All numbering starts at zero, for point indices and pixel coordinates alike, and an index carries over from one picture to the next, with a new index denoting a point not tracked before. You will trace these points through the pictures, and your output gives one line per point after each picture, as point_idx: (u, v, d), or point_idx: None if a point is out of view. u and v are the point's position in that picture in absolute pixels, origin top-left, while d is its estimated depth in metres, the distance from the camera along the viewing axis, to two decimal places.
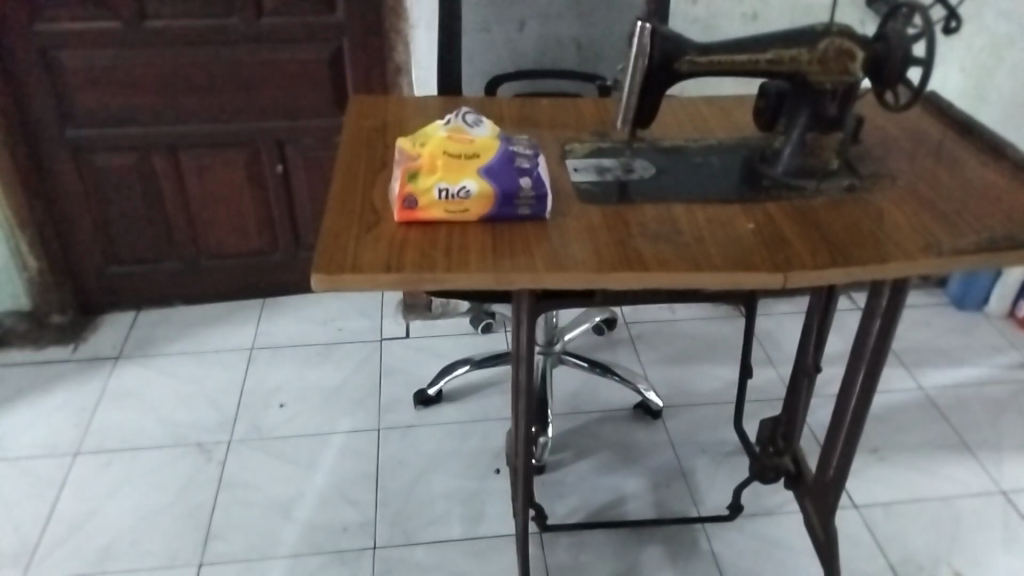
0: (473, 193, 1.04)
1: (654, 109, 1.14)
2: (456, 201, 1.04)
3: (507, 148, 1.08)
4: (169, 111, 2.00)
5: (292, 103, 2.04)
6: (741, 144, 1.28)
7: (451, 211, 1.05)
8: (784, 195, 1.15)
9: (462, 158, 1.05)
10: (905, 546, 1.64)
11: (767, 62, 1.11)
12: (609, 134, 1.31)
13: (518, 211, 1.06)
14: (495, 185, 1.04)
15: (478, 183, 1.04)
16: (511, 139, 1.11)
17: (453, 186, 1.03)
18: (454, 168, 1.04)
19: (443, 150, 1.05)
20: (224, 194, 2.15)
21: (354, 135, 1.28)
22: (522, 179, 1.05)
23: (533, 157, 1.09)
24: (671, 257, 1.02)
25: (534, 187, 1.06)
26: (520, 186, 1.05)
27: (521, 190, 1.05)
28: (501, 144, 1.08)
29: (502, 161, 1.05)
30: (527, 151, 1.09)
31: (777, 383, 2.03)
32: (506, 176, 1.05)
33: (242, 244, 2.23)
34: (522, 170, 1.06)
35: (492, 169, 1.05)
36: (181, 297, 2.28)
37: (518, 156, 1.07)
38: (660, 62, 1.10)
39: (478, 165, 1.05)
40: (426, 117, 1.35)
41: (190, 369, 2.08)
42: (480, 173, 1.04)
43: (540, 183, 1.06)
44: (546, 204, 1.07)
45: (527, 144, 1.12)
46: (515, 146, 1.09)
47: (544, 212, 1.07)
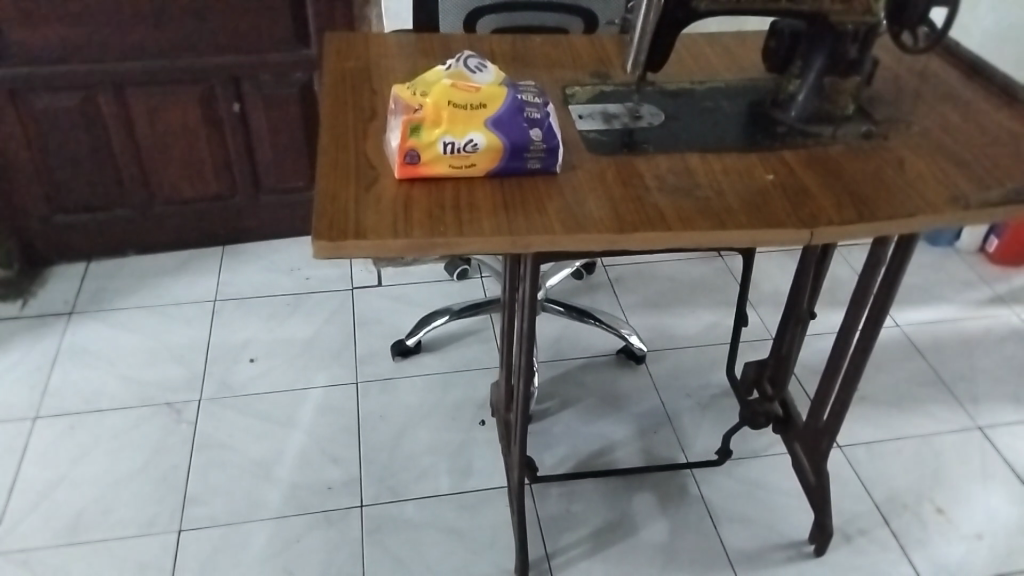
0: (481, 147, 0.96)
1: (666, 52, 1.06)
2: (462, 156, 0.96)
3: (514, 95, 0.98)
4: (115, 46, 1.83)
5: (249, 37, 1.89)
6: (750, 86, 1.21)
7: (456, 166, 0.97)
8: (800, 143, 1.10)
9: (468, 111, 0.95)
10: (888, 484, 1.66)
11: (788, 2, 1.03)
12: (612, 76, 1.22)
13: (527, 164, 0.99)
14: (503, 138, 0.96)
15: (487, 136, 0.95)
16: (518, 82, 1.02)
17: (459, 142, 0.95)
18: (459, 122, 0.95)
19: (447, 101, 0.94)
20: (178, 136, 2.00)
21: (336, 78, 1.17)
22: (532, 131, 0.97)
23: (543, 107, 0.99)
24: (693, 213, 0.96)
25: (545, 139, 0.98)
26: (531, 139, 0.97)
27: (531, 143, 0.97)
28: (507, 91, 0.98)
29: (511, 111, 0.96)
30: (536, 99, 1.00)
31: (758, 324, 2.02)
32: (515, 128, 0.97)
33: (199, 189, 2.10)
34: (532, 119, 0.98)
35: (500, 121, 0.96)
36: (134, 246, 2.14)
37: (527, 105, 0.98)
38: (678, 2, 1.00)
39: (485, 116, 0.95)
40: (411, 56, 1.25)
41: (151, 324, 1.97)
42: (488, 125, 0.96)
43: (551, 135, 0.98)
44: (557, 156, 1.00)
45: (534, 87, 1.03)
46: (523, 91, 1.00)
47: (555, 166, 1.00)
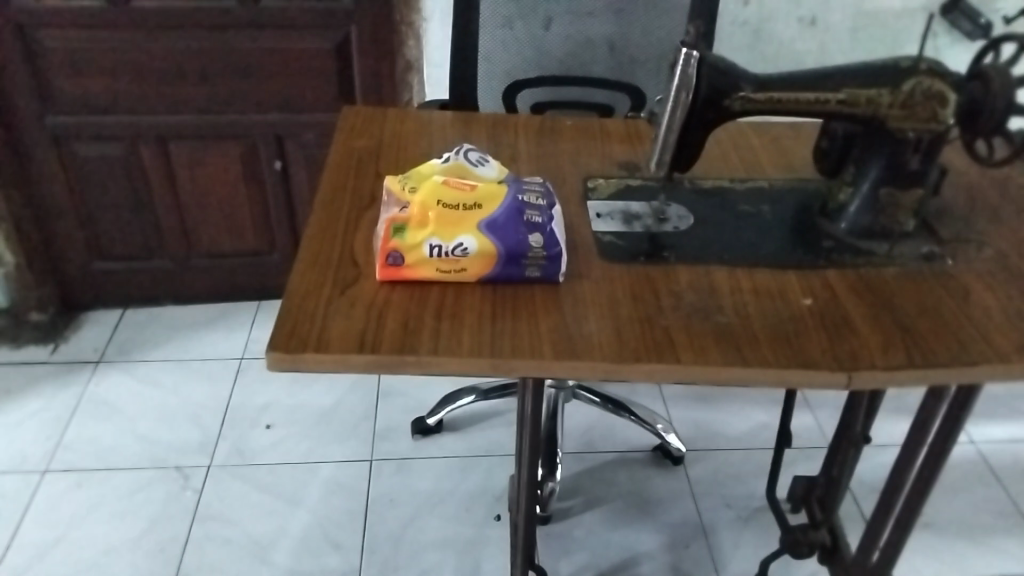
0: (471, 252, 0.86)
1: (695, 152, 0.95)
2: (450, 260, 0.86)
3: (514, 195, 0.89)
4: (160, 100, 1.83)
5: (292, 96, 1.85)
6: (797, 188, 1.08)
7: (444, 270, 0.87)
8: (847, 262, 0.96)
9: (459, 211, 0.86)
10: None
11: (839, 103, 0.90)
12: (642, 169, 1.11)
13: (525, 272, 0.88)
14: (497, 243, 0.86)
15: (478, 240, 0.85)
16: (523, 180, 0.92)
17: (447, 245, 0.85)
18: (448, 223, 0.85)
19: (436, 199, 0.86)
20: (218, 190, 1.97)
21: (341, 158, 1.09)
22: (531, 237, 0.87)
23: (546, 209, 0.89)
24: (709, 341, 0.83)
25: (545, 247, 0.87)
26: (529, 245, 0.87)
27: (530, 250, 0.87)
28: (508, 190, 0.89)
29: (508, 214, 0.87)
30: (539, 201, 0.89)
31: (812, 430, 1.84)
32: (511, 233, 0.86)
33: (237, 243, 2.07)
34: (532, 223, 0.87)
35: (495, 224, 0.86)
36: (170, 296, 2.12)
37: (527, 207, 0.88)
38: (708, 99, 0.89)
39: (478, 218, 0.86)
40: (427, 136, 1.16)
41: (174, 379, 1.92)
42: (480, 228, 0.86)
43: (553, 241, 0.88)
44: (560, 265, 0.88)
45: (541, 186, 0.92)
46: (526, 189, 0.90)
47: (557, 275, 0.89)
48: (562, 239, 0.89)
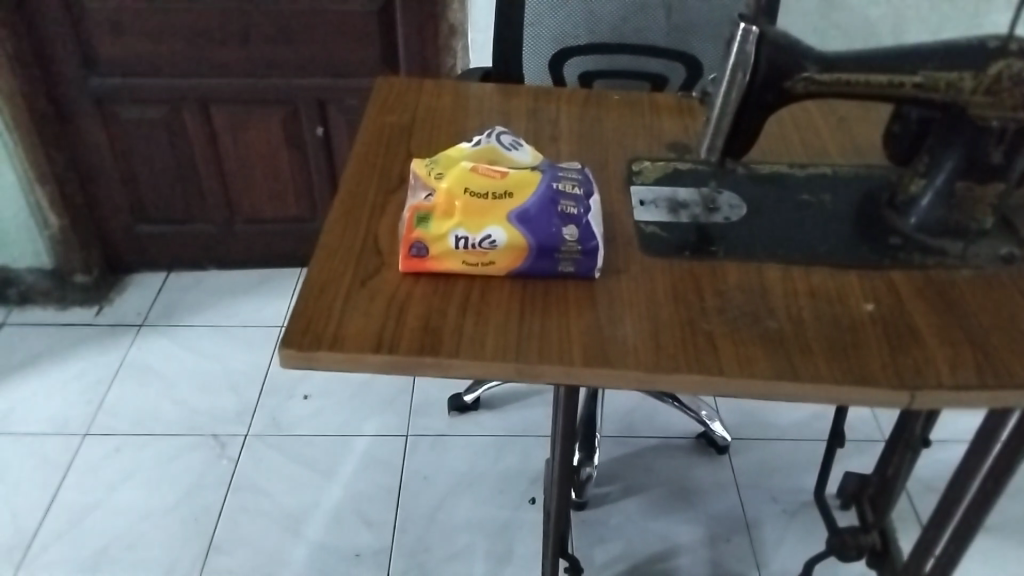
0: (500, 244, 0.80)
1: (750, 138, 0.86)
2: (477, 252, 0.80)
3: (548, 182, 0.82)
4: (201, 62, 1.79)
5: (334, 59, 1.80)
6: (863, 176, 0.99)
7: (471, 263, 0.81)
8: (915, 262, 0.87)
9: (488, 200, 0.80)
10: None
11: (914, 87, 0.81)
12: (692, 152, 1.03)
13: (558, 267, 0.82)
14: (528, 236, 0.80)
15: (508, 232, 0.79)
16: (559, 165, 0.85)
17: (474, 237, 0.79)
18: (474, 213, 0.79)
19: (463, 187, 0.79)
20: (259, 155, 1.94)
21: (371, 135, 1.03)
22: (566, 229, 0.80)
23: (583, 199, 0.82)
24: (757, 351, 0.76)
25: (580, 240, 0.81)
26: (562, 238, 0.80)
27: (563, 243, 0.80)
28: (542, 178, 0.82)
29: (541, 204, 0.80)
30: (576, 190, 0.83)
31: (867, 422, 1.75)
32: (544, 225, 0.80)
33: (279, 209, 2.04)
34: (566, 214, 0.81)
35: (526, 215, 0.80)
36: (212, 260, 2.11)
37: (562, 197, 0.81)
38: (766, 81, 0.81)
39: (508, 208, 0.80)
40: (464, 111, 1.09)
41: (214, 346, 1.92)
42: (510, 219, 0.80)
43: (589, 234, 0.81)
44: (596, 260, 0.82)
45: (579, 172, 0.85)
46: (562, 175, 0.83)
47: (593, 270, 0.82)
48: (599, 231, 0.82)
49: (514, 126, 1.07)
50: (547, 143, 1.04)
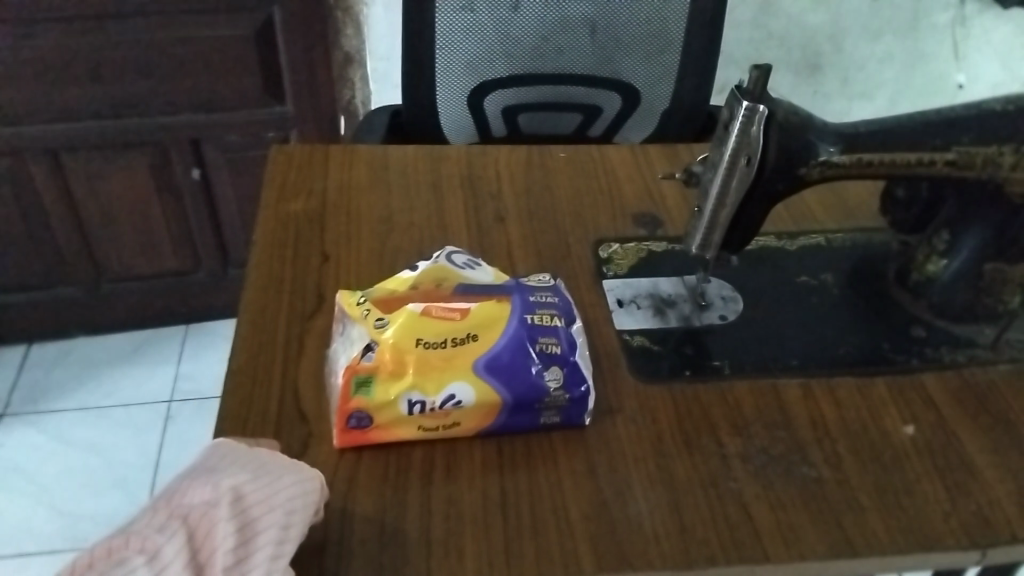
0: (466, 404, 0.61)
1: (754, 229, 0.71)
2: (437, 415, 0.62)
3: (519, 313, 0.64)
4: (45, 106, 1.50)
5: (209, 93, 1.53)
6: (862, 244, 0.85)
7: (429, 427, 0.62)
8: (945, 359, 0.74)
9: (447, 350, 0.61)
10: None
11: (947, 165, 0.67)
12: (664, 226, 0.87)
13: (540, 420, 0.64)
14: (500, 390, 0.62)
15: (476, 388, 0.61)
16: (529, 284, 0.67)
17: (432, 400, 0.61)
18: (431, 371, 0.60)
19: (414, 338, 0.60)
20: (128, 206, 1.66)
21: (271, 233, 0.82)
22: (548, 372, 0.63)
23: (567, 330, 0.65)
24: (798, 515, 0.61)
25: (566, 385, 0.63)
26: (543, 386, 0.62)
27: (546, 393, 0.63)
28: (513, 308, 0.64)
29: (515, 346, 0.62)
30: (557, 319, 0.65)
31: None
32: (521, 373, 0.62)
33: (157, 263, 1.77)
34: (546, 353, 0.63)
35: (498, 363, 0.61)
36: (84, 326, 1.83)
37: (542, 332, 0.63)
38: (776, 169, 0.67)
39: (474, 355, 0.61)
40: (383, 188, 0.89)
41: (92, 434, 1.64)
42: (478, 372, 0.61)
43: (577, 375, 0.64)
44: (586, 405, 0.65)
45: (553, 290, 0.68)
46: (535, 299, 0.65)
47: (582, 418, 0.65)
48: (588, 367, 0.65)
49: (448, 204, 0.88)
50: (491, 227, 0.86)
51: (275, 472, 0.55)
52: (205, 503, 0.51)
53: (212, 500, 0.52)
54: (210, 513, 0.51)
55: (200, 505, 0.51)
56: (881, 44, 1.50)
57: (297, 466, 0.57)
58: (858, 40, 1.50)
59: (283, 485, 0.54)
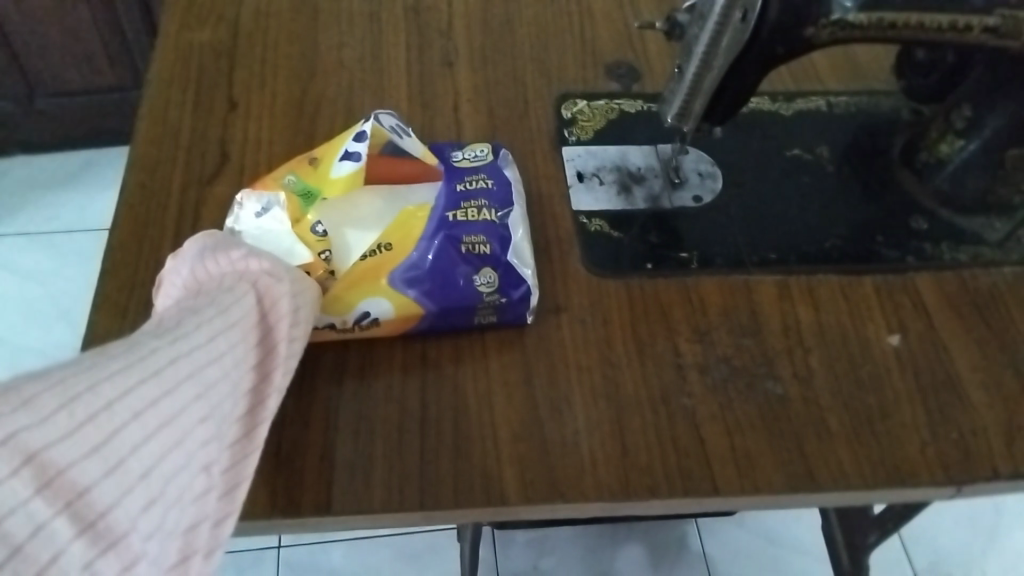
0: (384, 318, 0.54)
1: (743, 100, 0.58)
2: (350, 332, 0.54)
3: (440, 212, 0.56)
4: None
5: None
6: (870, 112, 0.73)
7: (342, 342, 0.55)
8: (945, 259, 0.65)
9: (359, 262, 0.54)
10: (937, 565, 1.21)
11: (984, 33, 0.55)
12: (641, 80, 0.74)
13: (472, 324, 0.56)
14: (423, 302, 0.54)
15: (395, 300, 0.54)
16: (460, 169, 0.59)
17: (344, 321, 0.54)
18: (341, 287, 0.54)
19: (324, 257, 0.54)
20: (50, 12, 1.47)
21: (170, 72, 0.69)
22: (478, 276, 0.55)
23: (501, 225, 0.57)
24: (756, 437, 0.54)
25: (502, 289, 0.55)
26: (474, 292, 0.55)
27: (477, 298, 0.55)
28: (440, 208, 0.56)
29: (439, 250, 0.55)
30: (489, 215, 0.57)
31: None
32: (447, 280, 0.54)
33: (91, 79, 1.60)
34: (474, 255, 0.55)
35: (417, 272, 0.54)
36: (18, 146, 1.69)
37: (470, 233, 0.55)
38: (776, 28, 0.53)
39: (389, 264, 0.54)
40: (310, 16, 0.75)
41: (34, 261, 1.56)
42: (394, 285, 0.54)
43: (513, 276, 0.56)
44: (526, 306, 0.56)
45: (487, 175, 0.59)
46: (463, 189, 0.58)
47: (525, 316, 0.57)
48: (528, 266, 0.57)
49: (387, 41, 0.74)
50: (436, 74, 0.72)
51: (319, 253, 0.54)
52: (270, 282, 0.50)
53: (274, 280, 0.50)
54: (277, 298, 0.49)
55: (265, 283, 0.49)
56: None
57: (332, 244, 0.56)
58: None
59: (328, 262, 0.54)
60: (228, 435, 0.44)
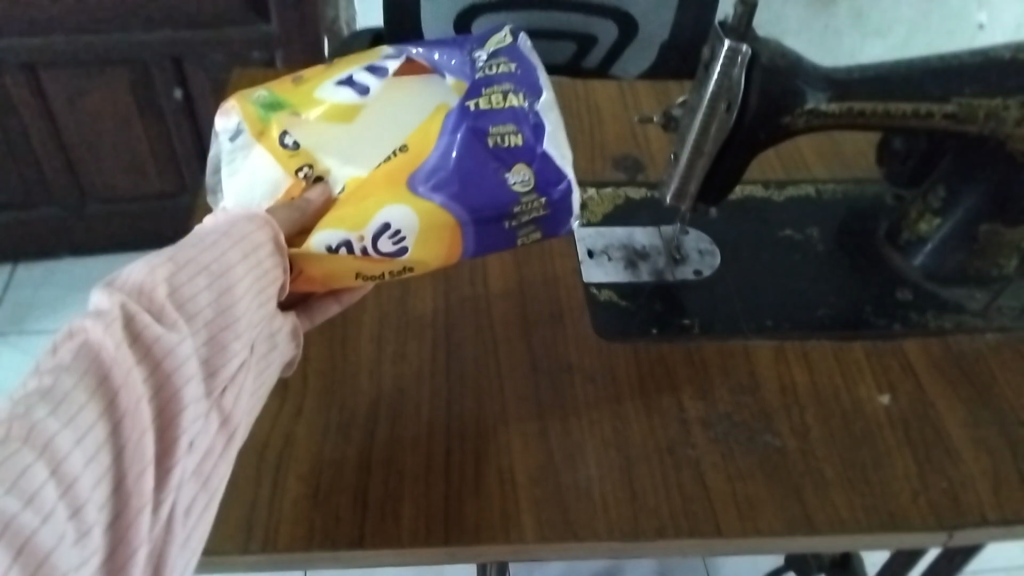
0: (412, 231, 0.55)
1: (733, 181, 0.66)
2: (382, 254, 0.55)
3: (463, 106, 0.57)
4: (14, 16, 1.43)
5: (189, 9, 1.45)
6: (856, 198, 0.80)
7: (369, 267, 0.55)
8: (931, 325, 0.70)
9: (378, 174, 0.54)
10: None
11: (945, 118, 0.62)
12: (645, 170, 0.82)
13: (502, 229, 0.57)
14: (449, 207, 0.55)
15: (420, 208, 0.54)
16: (484, 66, 0.60)
17: (362, 237, 0.54)
18: (357, 203, 0.54)
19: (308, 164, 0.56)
20: (108, 126, 1.61)
21: None
22: (510, 172, 0.55)
23: (529, 113, 0.57)
24: (757, 485, 0.59)
25: (538, 186, 0.56)
26: (506, 188, 0.55)
27: (507, 196, 0.56)
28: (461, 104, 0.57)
29: (467, 152, 0.55)
30: (519, 104, 0.57)
31: None
32: (478, 183, 0.55)
33: (140, 187, 1.73)
34: (503, 149, 0.56)
35: (444, 177, 0.55)
36: (68, 249, 1.81)
37: (497, 126, 0.56)
38: (758, 117, 0.61)
39: (409, 173, 0.55)
40: None
41: None
42: (418, 191, 0.54)
43: (549, 172, 0.56)
44: (561, 218, 0.58)
45: (512, 67, 0.60)
46: (488, 79, 0.58)
47: (561, 226, 0.59)
48: (566, 155, 0.57)
49: None
50: None
51: (199, 254, 0.47)
52: (98, 323, 0.40)
53: (104, 319, 0.41)
54: (116, 337, 0.40)
55: (92, 326, 0.40)
56: None
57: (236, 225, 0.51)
58: None
59: (207, 264, 0.47)
60: (91, 519, 0.37)
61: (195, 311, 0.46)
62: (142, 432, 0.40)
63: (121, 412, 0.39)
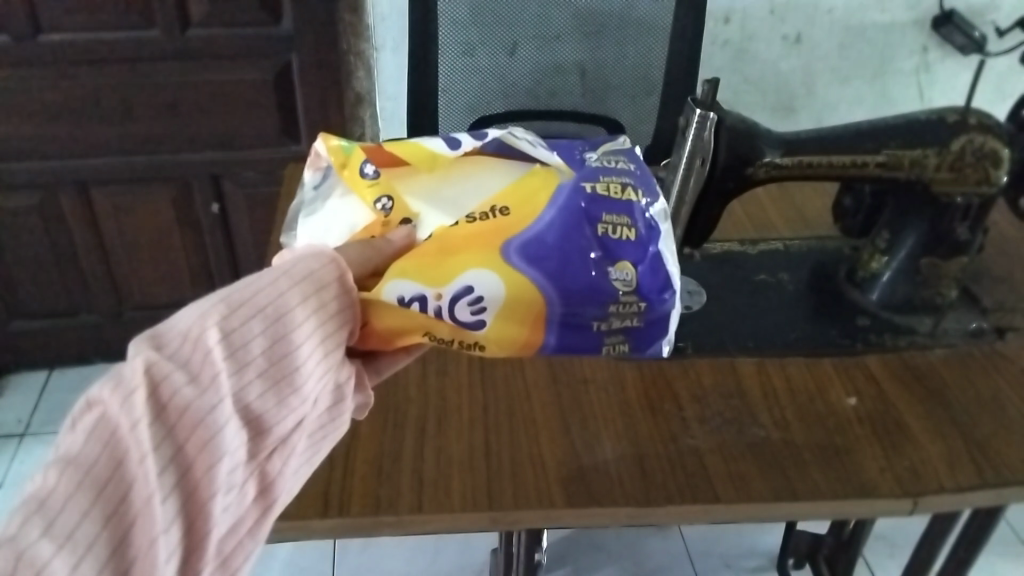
0: (493, 300, 0.54)
1: (712, 225, 0.80)
2: (457, 315, 0.53)
3: (580, 186, 0.58)
4: (75, 142, 1.61)
5: (230, 132, 1.64)
6: (817, 249, 0.94)
7: (439, 327, 0.54)
8: (887, 344, 0.83)
9: (471, 233, 0.55)
10: None
11: (878, 166, 0.78)
12: None
13: (585, 320, 0.56)
14: (540, 283, 0.54)
15: (509, 280, 0.54)
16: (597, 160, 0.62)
17: (439, 295, 0.53)
18: (445, 260, 0.54)
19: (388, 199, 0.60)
20: (148, 238, 1.78)
21: None
22: (610, 268, 0.56)
23: (640, 213, 0.59)
24: (748, 466, 0.69)
25: (638, 289, 0.56)
26: (605, 283, 0.55)
27: (602, 290, 0.55)
28: (569, 184, 0.59)
29: (570, 233, 0.56)
30: (632, 203, 0.59)
31: None
32: (576, 266, 0.55)
33: (174, 294, 1.87)
34: (613, 240, 0.57)
35: (545, 252, 0.55)
36: (102, 353, 1.94)
37: (607, 221, 0.57)
38: (727, 169, 0.77)
39: (506, 241, 0.55)
40: None
41: None
42: (509, 260, 0.54)
43: (648, 277, 0.57)
44: (650, 330, 0.58)
45: (628, 165, 0.62)
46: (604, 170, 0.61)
47: (648, 340, 0.59)
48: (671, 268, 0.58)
49: None
50: None
51: (258, 298, 0.46)
52: (116, 396, 0.39)
53: (124, 391, 0.39)
54: (133, 415, 0.39)
55: (109, 398, 0.39)
56: (851, 88, 1.63)
57: (302, 262, 0.50)
58: (829, 84, 1.62)
59: (266, 307, 0.46)
60: None
61: (246, 362, 0.44)
62: (151, 538, 0.38)
63: (129, 518, 0.37)
